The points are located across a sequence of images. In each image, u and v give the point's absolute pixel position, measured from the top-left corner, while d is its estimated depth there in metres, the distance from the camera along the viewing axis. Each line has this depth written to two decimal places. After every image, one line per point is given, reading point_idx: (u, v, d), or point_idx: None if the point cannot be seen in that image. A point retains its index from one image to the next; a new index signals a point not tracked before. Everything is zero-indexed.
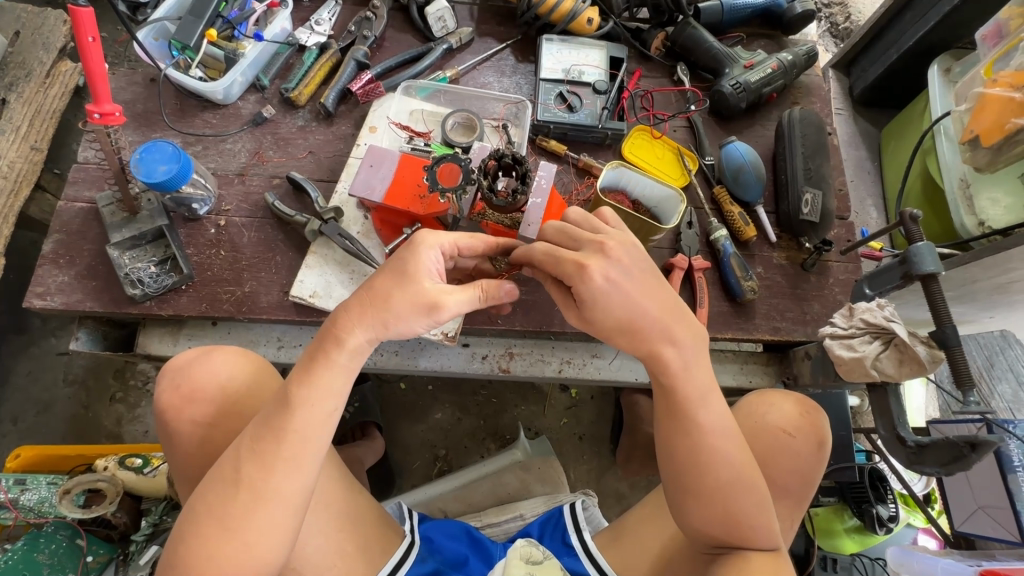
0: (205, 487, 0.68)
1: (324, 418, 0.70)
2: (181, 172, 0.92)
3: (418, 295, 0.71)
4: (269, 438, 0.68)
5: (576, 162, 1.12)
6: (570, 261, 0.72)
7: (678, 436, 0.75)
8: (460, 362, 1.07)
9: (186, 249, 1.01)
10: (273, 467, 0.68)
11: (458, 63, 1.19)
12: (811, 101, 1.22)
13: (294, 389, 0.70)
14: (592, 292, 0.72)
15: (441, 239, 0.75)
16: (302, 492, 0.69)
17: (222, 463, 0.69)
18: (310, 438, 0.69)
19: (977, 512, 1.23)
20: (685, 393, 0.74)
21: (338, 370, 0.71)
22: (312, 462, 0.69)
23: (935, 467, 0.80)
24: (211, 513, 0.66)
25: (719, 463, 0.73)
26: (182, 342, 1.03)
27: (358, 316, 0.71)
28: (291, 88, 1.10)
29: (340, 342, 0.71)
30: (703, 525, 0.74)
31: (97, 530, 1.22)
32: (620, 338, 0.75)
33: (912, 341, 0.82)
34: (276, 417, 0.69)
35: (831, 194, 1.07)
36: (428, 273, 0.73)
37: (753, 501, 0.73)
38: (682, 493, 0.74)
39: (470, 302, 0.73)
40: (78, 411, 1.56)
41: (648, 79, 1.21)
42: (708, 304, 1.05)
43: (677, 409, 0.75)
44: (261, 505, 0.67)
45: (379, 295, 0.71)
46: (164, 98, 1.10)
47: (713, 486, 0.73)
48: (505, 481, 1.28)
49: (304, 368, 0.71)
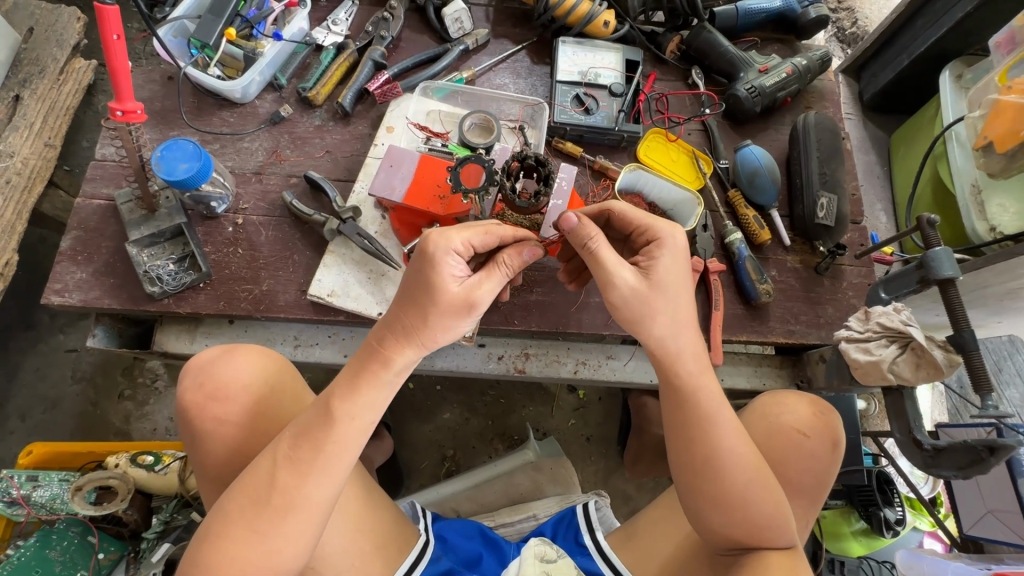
0: (234, 489, 0.68)
1: (363, 429, 0.71)
2: (202, 171, 0.92)
3: (451, 302, 0.70)
4: (306, 446, 0.68)
5: (592, 164, 1.12)
6: (662, 222, 0.81)
7: (686, 445, 0.75)
8: (476, 362, 1.07)
9: (204, 247, 1.01)
10: (307, 475, 0.68)
11: (475, 64, 1.19)
12: (824, 105, 1.22)
13: (337, 402, 0.70)
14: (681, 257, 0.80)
15: (454, 241, 0.71)
16: (330, 497, 0.69)
17: (253, 469, 0.69)
18: (344, 446, 0.69)
19: (986, 516, 1.22)
20: (705, 395, 0.76)
21: (384, 388, 0.72)
22: (343, 469, 0.70)
23: (952, 470, 0.80)
24: (239, 509, 0.67)
25: (732, 467, 0.73)
26: (199, 340, 1.03)
27: (402, 337, 0.72)
28: (308, 87, 1.11)
29: (390, 363, 0.71)
30: (722, 530, 0.73)
31: (106, 528, 1.24)
32: (663, 313, 0.76)
33: (929, 345, 0.83)
34: (313, 425, 0.69)
35: (846, 198, 1.08)
36: (447, 275, 0.70)
37: (770, 505, 0.73)
38: (696, 499, 0.74)
39: (500, 283, 0.74)
40: (88, 408, 1.56)
41: (663, 82, 1.22)
42: (723, 307, 1.05)
43: (692, 422, 0.75)
44: (289, 513, 0.67)
45: (421, 312, 0.71)
46: (182, 96, 1.10)
47: (731, 490, 0.72)
48: (517, 481, 1.27)
49: (344, 381, 0.71)
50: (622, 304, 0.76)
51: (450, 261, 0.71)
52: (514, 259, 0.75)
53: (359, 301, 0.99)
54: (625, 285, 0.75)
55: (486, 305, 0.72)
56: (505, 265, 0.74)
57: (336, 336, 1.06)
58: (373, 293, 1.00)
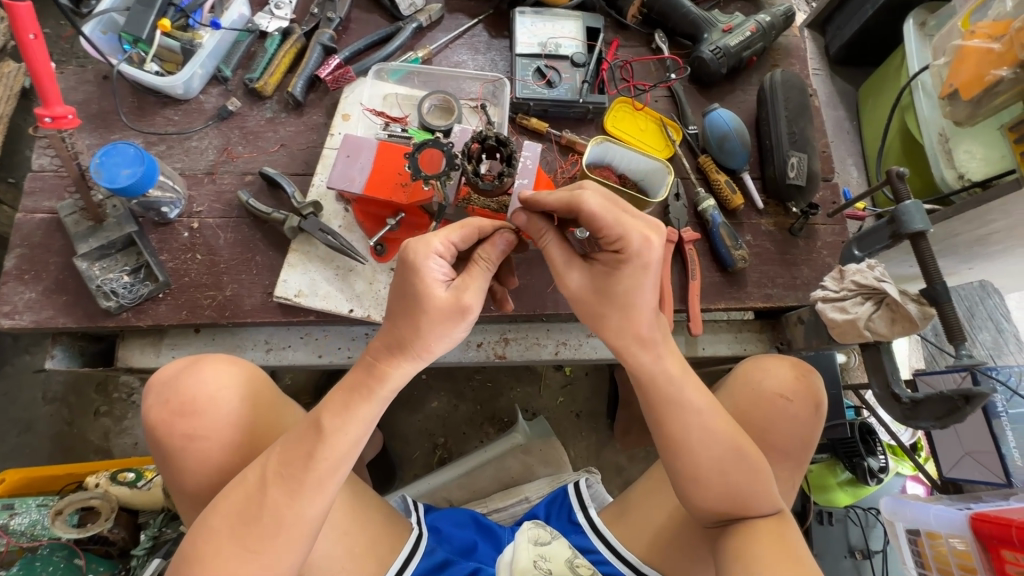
0: (219, 502, 0.66)
1: (355, 445, 0.68)
2: (147, 175, 0.87)
3: (440, 308, 0.67)
4: (296, 462, 0.65)
5: (559, 139, 1.08)
6: (637, 232, 0.70)
7: (655, 426, 0.75)
8: (455, 352, 1.04)
9: (160, 255, 0.96)
10: (300, 492, 0.65)
11: (430, 41, 1.14)
12: (791, 62, 1.20)
13: (327, 418, 0.67)
14: (643, 266, 0.71)
15: (435, 244, 0.68)
16: (326, 513, 0.67)
17: (241, 485, 0.66)
18: (340, 464, 0.67)
19: (964, 458, 1.25)
20: (662, 376, 0.74)
21: (378, 403, 0.69)
22: (337, 485, 0.67)
23: (929, 420, 0.81)
24: (226, 525, 0.64)
25: (704, 442, 0.73)
26: (165, 353, 0.99)
27: (396, 351, 0.68)
28: (255, 78, 1.05)
29: (385, 378, 0.68)
30: (704, 502, 0.73)
31: (96, 548, 1.19)
32: (612, 319, 0.74)
33: (903, 300, 0.83)
34: (306, 442, 0.66)
35: (816, 156, 1.07)
36: (433, 282, 0.67)
37: (750, 474, 0.73)
38: (672, 475, 0.75)
39: (486, 280, 0.70)
40: (63, 428, 1.51)
41: (626, 48, 1.18)
42: (700, 276, 1.04)
43: (659, 399, 0.74)
44: (280, 531, 0.64)
45: (410, 324, 0.67)
46: (120, 97, 1.04)
47: (703, 464, 0.73)
48: (507, 465, 1.25)
49: (342, 396, 0.68)
50: (573, 301, 0.77)
51: (431, 265, 0.68)
52: (491, 253, 0.72)
53: (328, 299, 0.96)
54: (569, 286, 0.76)
55: (479, 309, 0.69)
56: (484, 261, 0.71)
57: (309, 337, 1.02)
58: (342, 289, 0.96)
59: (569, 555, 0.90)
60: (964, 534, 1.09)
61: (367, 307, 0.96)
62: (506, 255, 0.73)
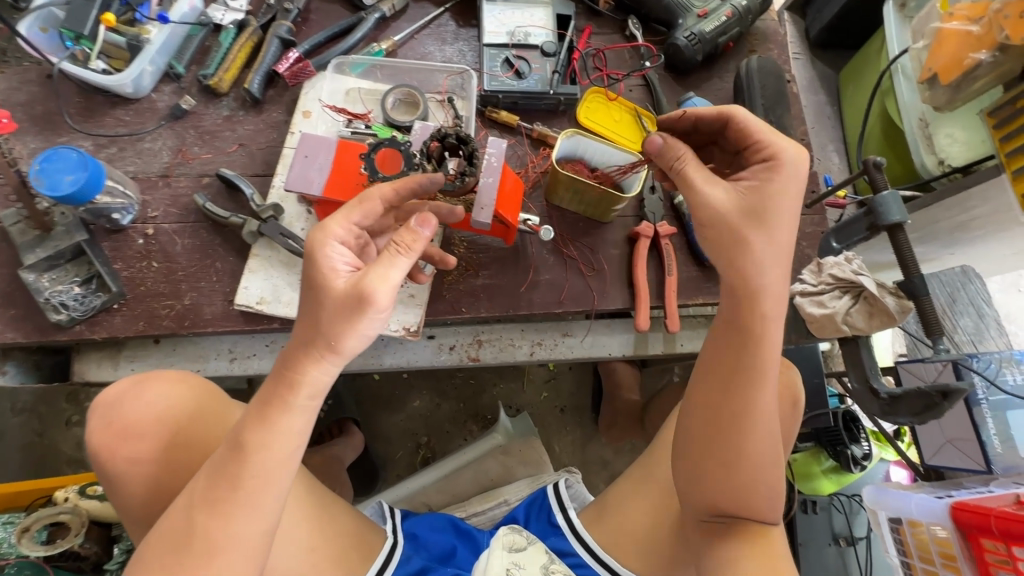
0: (153, 535, 0.63)
1: (287, 461, 0.64)
2: (92, 181, 0.82)
3: (337, 298, 0.62)
4: (223, 487, 0.62)
5: (530, 132, 1.05)
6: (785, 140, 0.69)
7: (723, 394, 0.68)
8: (427, 356, 1.01)
9: (114, 264, 0.92)
10: (231, 515, 0.62)
11: (394, 32, 1.09)
12: (768, 47, 1.16)
13: (247, 433, 0.62)
14: (778, 170, 0.67)
15: (334, 231, 0.66)
16: (263, 533, 0.63)
17: (172, 513, 0.63)
18: (271, 480, 0.63)
19: (945, 445, 1.24)
20: (762, 346, 0.66)
21: (300, 413, 0.63)
22: (273, 502, 0.63)
23: (908, 416, 0.80)
24: (160, 555, 0.61)
25: (763, 431, 0.67)
26: (123, 366, 0.95)
27: (306, 354, 0.62)
28: (209, 74, 1.00)
29: (296, 385, 0.62)
30: (718, 493, 0.69)
31: (67, 564, 1.15)
32: (757, 241, 0.65)
33: (881, 294, 0.82)
34: (230, 464, 0.62)
35: (793, 145, 1.04)
36: (331, 271, 0.64)
37: (774, 478, 0.69)
38: (696, 453, 0.70)
39: (394, 266, 0.62)
40: (33, 440, 1.47)
41: (599, 36, 1.14)
42: (677, 271, 1.01)
43: (737, 372, 0.67)
44: (215, 553, 0.61)
45: (310, 323, 0.62)
46: (66, 97, 0.98)
47: (751, 453, 0.67)
48: (487, 467, 1.23)
49: (259, 411, 0.63)
50: (708, 224, 0.67)
51: (330, 252, 0.65)
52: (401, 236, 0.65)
53: (292, 306, 0.92)
54: (716, 202, 0.66)
55: (383, 297, 0.61)
56: (393, 244, 0.64)
57: (275, 345, 0.99)
58: None
59: (544, 561, 0.92)
60: (945, 522, 1.08)
61: None
62: (428, 240, 0.64)
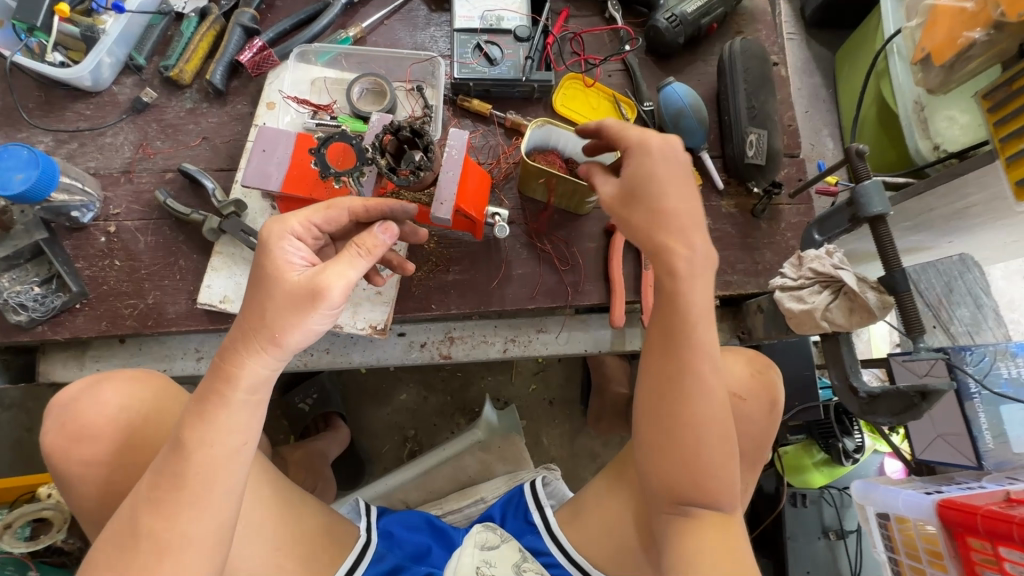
0: (102, 539, 0.60)
1: (232, 456, 0.61)
2: (45, 178, 0.80)
3: (292, 292, 0.61)
4: (165, 486, 0.59)
5: (503, 121, 1.01)
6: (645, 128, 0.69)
7: (664, 357, 0.66)
8: (398, 353, 0.99)
9: (76, 263, 0.90)
10: (176, 515, 0.59)
11: (363, 18, 1.05)
12: (756, 28, 1.11)
13: (188, 431, 0.60)
14: (646, 156, 0.66)
15: (289, 224, 0.65)
16: (214, 534, 0.60)
17: (118, 516, 0.60)
18: (216, 476, 0.60)
19: (936, 440, 1.21)
20: (686, 305, 0.64)
21: (239, 408, 0.61)
22: (222, 500, 0.60)
23: (887, 417, 0.77)
24: (106, 561, 0.58)
25: (704, 395, 0.64)
26: (90, 366, 0.94)
27: (245, 346, 0.61)
28: (170, 65, 0.96)
29: (233, 379, 0.61)
30: (663, 467, 0.67)
31: (51, 559, 1.18)
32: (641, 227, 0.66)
33: (861, 289, 0.78)
34: (172, 462, 0.59)
35: (777, 132, 0.99)
36: (286, 263, 0.63)
37: (723, 454, 0.65)
38: (644, 426, 0.68)
39: (352, 265, 0.63)
40: (21, 435, 1.48)
41: (578, 19, 1.09)
42: (655, 265, 0.98)
43: (675, 335, 0.65)
44: (165, 552, 0.58)
45: (255, 314, 0.61)
46: (25, 92, 0.96)
47: (688, 418, 0.64)
48: (466, 464, 1.22)
49: (200, 405, 0.61)
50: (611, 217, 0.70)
51: (284, 244, 0.64)
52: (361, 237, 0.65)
53: None
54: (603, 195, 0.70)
55: (338, 293, 0.61)
56: (355, 246, 0.65)
57: None
58: None
59: (516, 560, 0.89)
60: (930, 518, 1.06)
61: None
62: (387, 245, 0.66)
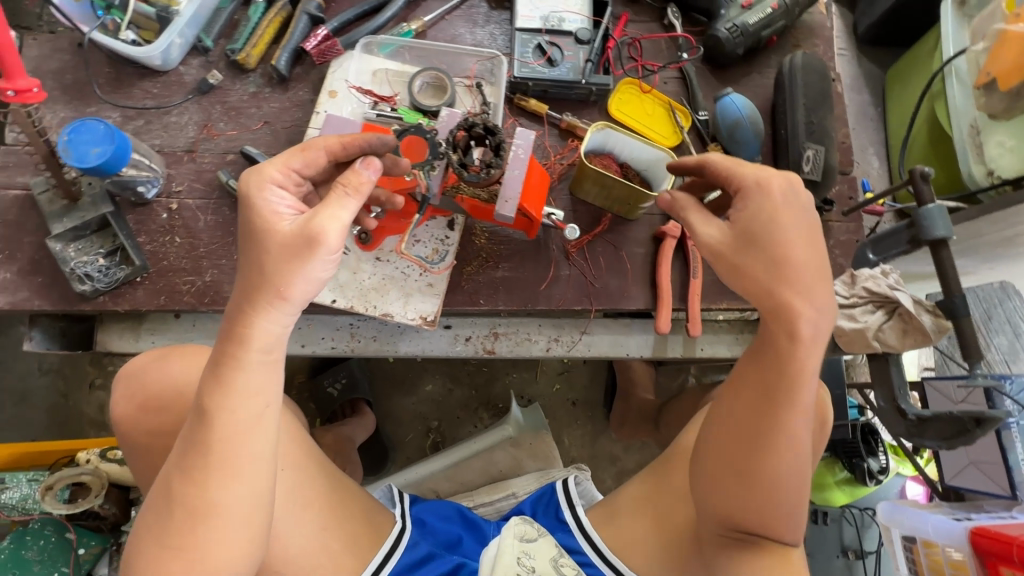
0: (144, 510, 0.62)
1: (257, 420, 0.63)
2: (119, 154, 0.83)
3: (288, 242, 0.62)
4: (194, 455, 0.61)
5: (559, 123, 1.02)
6: (761, 172, 0.67)
7: (760, 399, 0.65)
8: (442, 345, 1.00)
9: (138, 237, 0.93)
10: (207, 484, 0.60)
11: (425, 12, 1.06)
12: (814, 43, 1.11)
13: (208, 399, 0.61)
14: (766, 207, 0.65)
15: (273, 175, 0.66)
16: (247, 503, 0.62)
17: (154, 487, 0.62)
18: (240, 441, 0.61)
19: (968, 466, 1.21)
20: (798, 363, 0.63)
21: (256, 368, 0.62)
22: (248, 468, 0.62)
23: (936, 441, 0.78)
24: (149, 537, 0.60)
25: (798, 439, 0.65)
26: (145, 338, 0.96)
27: (252, 305, 0.62)
28: (237, 49, 0.99)
29: (246, 339, 0.61)
30: (738, 501, 0.67)
31: (86, 522, 1.20)
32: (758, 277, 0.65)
33: (917, 311, 0.80)
34: (198, 431, 0.61)
35: (834, 149, 0.99)
36: (274, 214, 0.65)
37: (800, 494, 0.66)
38: (714, 456, 0.69)
39: (343, 207, 0.64)
40: (58, 400, 1.52)
41: (636, 24, 1.09)
42: (702, 275, 0.98)
43: (776, 381, 0.64)
44: (199, 522, 0.60)
45: (256, 271, 0.62)
46: (97, 67, 0.99)
47: (779, 461, 0.65)
48: (497, 458, 1.23)
49: (217, 374, 0.61)
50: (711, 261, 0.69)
51: (268, 196, 0.65)
52: (346, 177, 0.66)
53: None
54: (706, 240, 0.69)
55: (335, 237, 0.63)
56: (342, 186, 0.65)
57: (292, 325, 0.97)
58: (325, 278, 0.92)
59: (554, 554, 0.90)
60: (962, 545, 1.07)
61: (350, 297, 0.91)
62: (374, 182, 0.67)
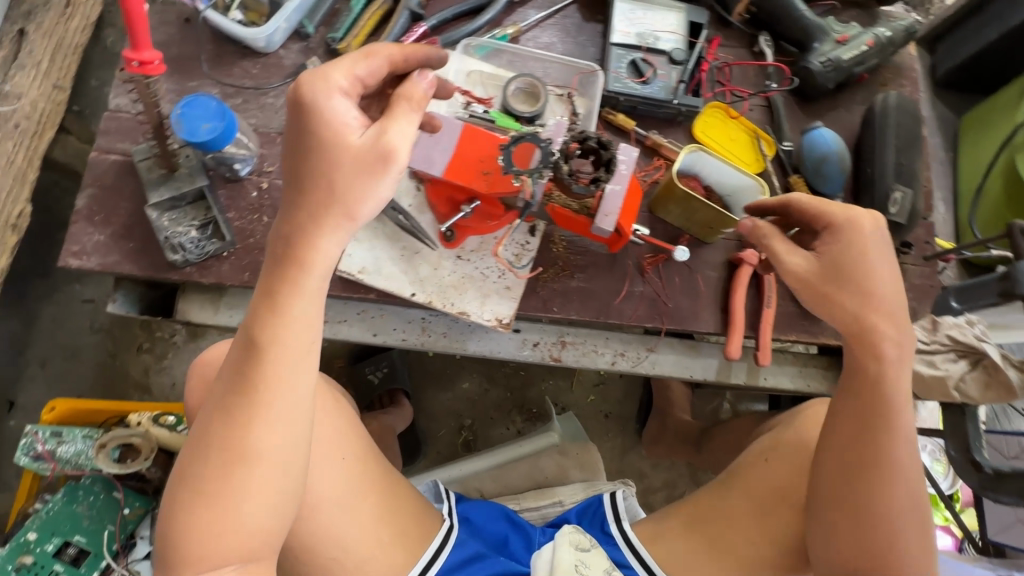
0: (183, 455, 0.65)
1: (302, 355, 0.65)
2: (226, 132, 0.85)
3: (359, 155, 0.63)
4: (237, 389, 0.63)
5: (643, 140, 1.03)
6: (849, 208, 0.75)
7: (860, 432, 0.74)
8: (509, 348, 1.01)
9: (228, 212, 0.95)
10: (251, 422, 0.63)
11: (520, 18, 1.08)
12: (902, 83, 1.10)
13: (258, 329, 0.64)
14: (853, 244, 0.72)
15: (337, 79, 0.65)
16: (284, 446, 0.64)
17: (194, 428, 0.65)
18: (291, 371, 0.65)
19: (1015, 524, 1.20)
20: (894, 391, 0.73)
21: (308, 294, 0.65)
22: (288, 411, 0.65)
23: (1013, 497, 0.82)
24: (191, 485, 0.63)
25: (895, 468, 0.72)
26: (223, 311, 0.98)
27: (319, 224, 0.64)
28: (338, 38, 1.01)
29: (304, 261, 0.64)
30: (846, 529, 0.73)
31: (132, 483, 1.22)
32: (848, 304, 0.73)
33: (1004, 366, 0.86)
34: (244, 366, 0.64)
35: (920, 193, 0.99)
36: (341, 123, 0.65)
37: (907, 522, 0.73)
38: (824, 492, 0.76)
39: (410, 121, 0.65)
40: (107, 360, 1.55)
41: (727, 48, 1.10)
42: (775, 305, 0.99)
43: (872, 414, 0.73)
44: (241, 463, 0.63)
45: (322, 186, 0.63)
46: (201, 43, 1.01)
47: (881, 487, 0.72)
48: (542, 464, 1.24)
49: (266, 310, 0.64)
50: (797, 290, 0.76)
51: (332, 100, 0.65)
52: (409, 92, 0.66)
53: (391, 279, 0.93)
54: (794, 270, 0.75)
55: (404, 152, 0.64)
56: (406, 100, 0.66)
57: (366, 314, 0.99)
58: (407, 271, 0.93)
59: (606, 566, 0.90)
60: None
61: (429, 293, 0.93)
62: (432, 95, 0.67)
